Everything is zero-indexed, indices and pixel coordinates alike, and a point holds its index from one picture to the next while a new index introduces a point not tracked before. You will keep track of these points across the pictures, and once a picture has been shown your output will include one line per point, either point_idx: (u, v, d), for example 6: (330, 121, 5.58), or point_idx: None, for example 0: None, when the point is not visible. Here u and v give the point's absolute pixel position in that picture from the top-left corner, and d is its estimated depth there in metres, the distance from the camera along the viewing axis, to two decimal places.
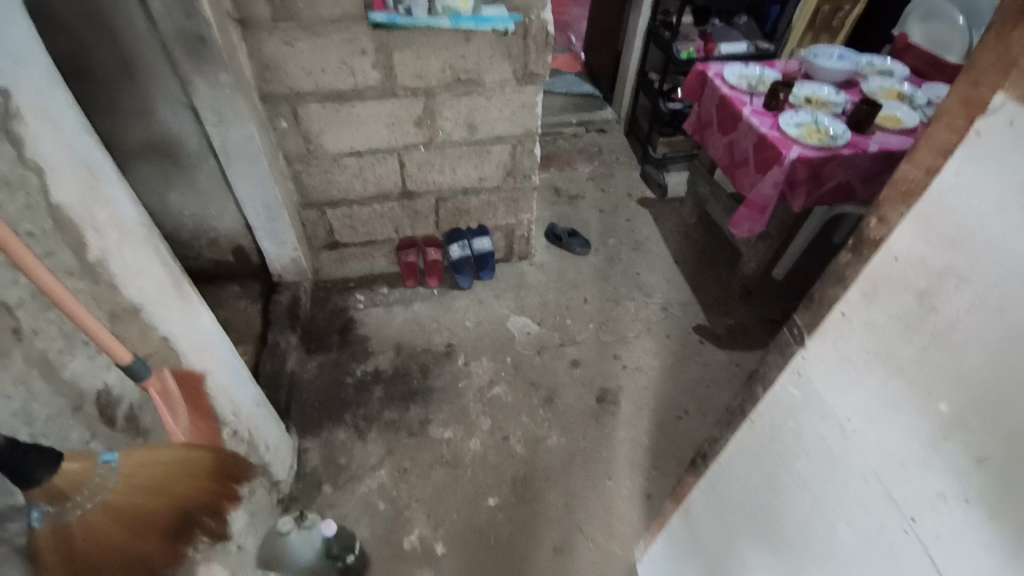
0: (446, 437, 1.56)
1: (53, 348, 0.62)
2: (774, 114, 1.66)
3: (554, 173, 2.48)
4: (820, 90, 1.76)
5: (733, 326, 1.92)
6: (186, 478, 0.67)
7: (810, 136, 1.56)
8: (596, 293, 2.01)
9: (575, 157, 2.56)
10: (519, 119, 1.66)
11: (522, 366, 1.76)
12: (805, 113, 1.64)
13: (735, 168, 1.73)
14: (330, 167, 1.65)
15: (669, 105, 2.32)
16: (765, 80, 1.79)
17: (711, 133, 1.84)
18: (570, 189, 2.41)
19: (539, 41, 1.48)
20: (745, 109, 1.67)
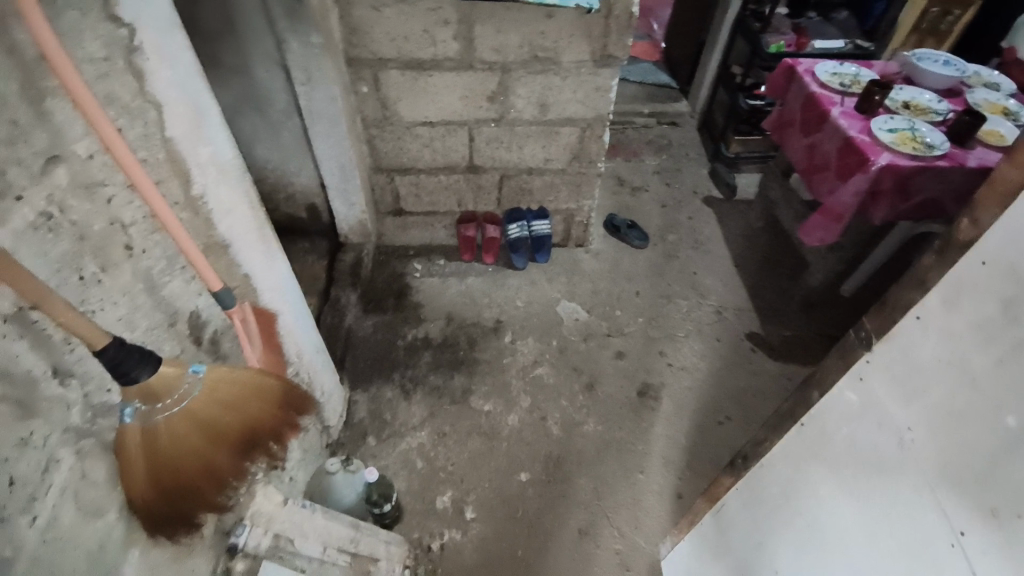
0: (486, 409, 1.61)
1: (157, 267, 0.70)
2: (865, 117, 1.58)
3: (620, 163, 2.45)
4: (919, 96, 1.65)
5: (788, 339, 1.86)
6: (255, 400, 0.73)
7: (903, 143, 1.46)
8: (649, 287, 1.99)
9: (643, 148, 2.51)
10: (591, 102, 1.66)
11: (567, 350, 1.77)
12: (901, 119, 1.54)
13: (813, 172, 1.66)
14: (403, 135, 1.70)
15: (749, 100, 2.23)
16: (860, 80, 1.69)
17: (792, 133, 1.76)
18: (634, 180, 2.38)
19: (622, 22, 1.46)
20: (834, 110, 1.59)
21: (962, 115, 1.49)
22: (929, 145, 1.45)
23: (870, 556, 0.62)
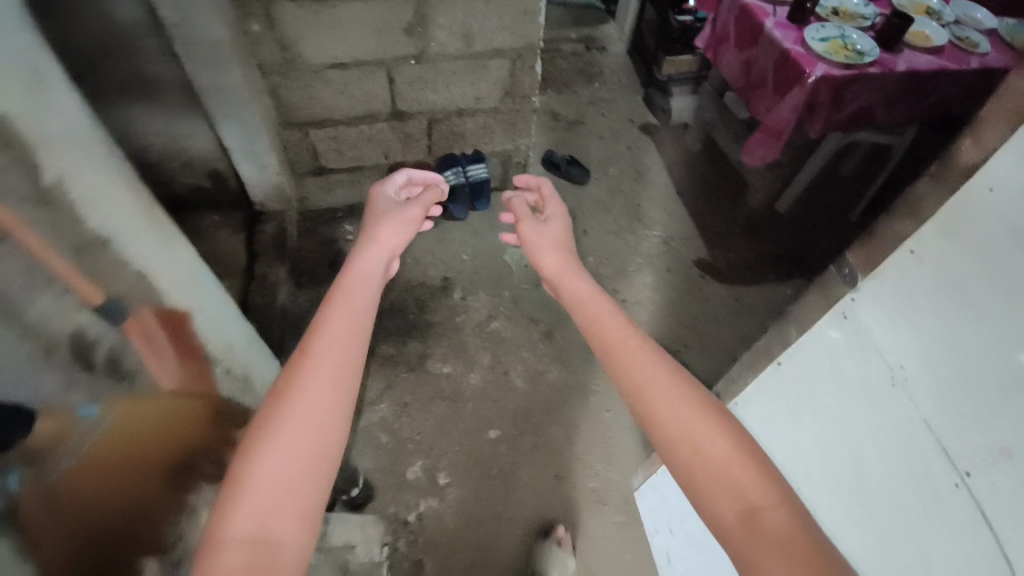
0: (445, 372, 1.54)
1: (13, 285, 0.53)
2: (798, 27, 1.52)
3: (553, 96, 2.31)
4: (848, 0, 1.61)
5: (733, 260, 1.89)
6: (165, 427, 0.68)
7: (836, 52, 1.42)
8: (596, 225, 1.94)
9: (575, 78, 2.38)
10: (520, 29, 1.51)
11: (521, 300, 1.72)
12: (832, 26, 1.49)
13: (751, 91, 1.62)
14: (311, 81, 1.47)
15: (679, 17, 2.13)
16: None
17: (727, 49, 1.69)
18: (570, 113, 2.26)
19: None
20: (767, 20, 1.52)
21: (890, 18, 1.46)
22: (862, 52, 1.42)
23: (824, 465, 0.67)
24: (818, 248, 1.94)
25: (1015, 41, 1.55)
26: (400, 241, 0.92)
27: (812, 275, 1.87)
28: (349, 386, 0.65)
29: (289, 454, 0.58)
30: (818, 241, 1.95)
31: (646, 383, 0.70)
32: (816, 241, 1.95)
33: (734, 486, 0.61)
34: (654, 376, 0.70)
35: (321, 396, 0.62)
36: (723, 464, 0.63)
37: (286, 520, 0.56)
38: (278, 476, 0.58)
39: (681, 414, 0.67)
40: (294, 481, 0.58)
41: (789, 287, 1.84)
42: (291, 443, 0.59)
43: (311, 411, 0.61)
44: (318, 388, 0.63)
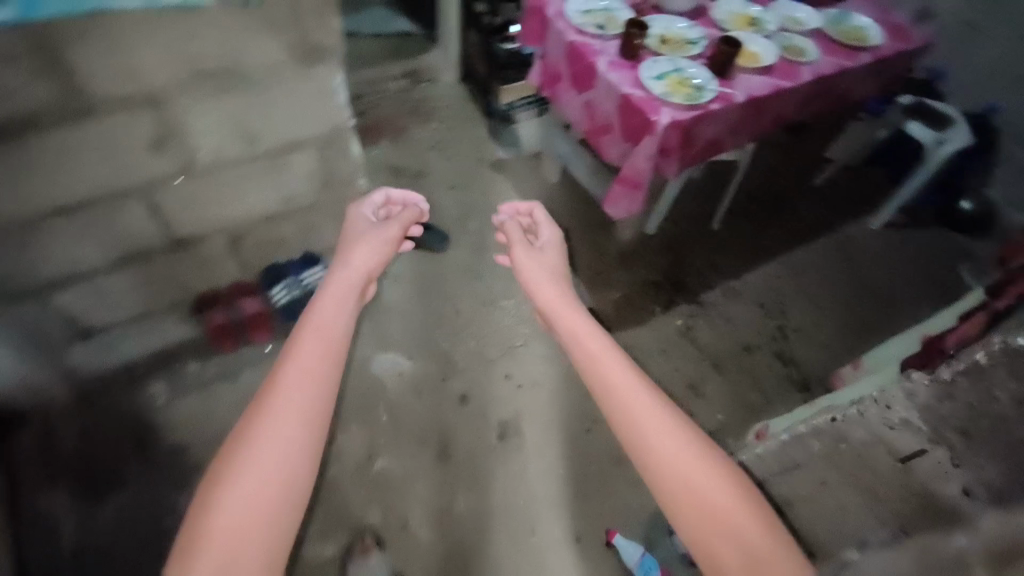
0: (328, 552, 1.24)
1: None
2: (632, 63, 1.37)
3: (388, 147, 2.01)
4: (674, 23, 1.49)
5: (618, 300, 1.76)
6: None
7: (675, 90, 1.29)
8: (468, 298, 1.70)
9: (407, 120, 2.08)
10: (320, 112, 1.21)
11: (403, 421, 1.45)
12: (664, 59, 1.36)
13: (598, 135, 1.45)
14: (26, 238, 1.04)
15: (505, 45, 1.95)
16: (613, 16, 1.46)
17: (564, 89, 1.50)
18: (410, 164, 1.97)
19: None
20: (599, 60, 1.35)
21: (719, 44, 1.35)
22: (700, 86, 1.30)
23: None
24: (695, 265, 1.87)
25: (840, 36, 1.54)
26: (378, 261, 1.02)
27: (696, 297, 1.80)
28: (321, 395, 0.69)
29: (265, 477, 0.61)
30: (691, 259, 1.89)
31: (624, 394, 0.81)
32: (689, 259, 1.89)
33: (745, 536, 0.68)
34: (670, 437, 0.76)
35: (301, 426, 0.66)
36: (726, 510, 0.70)
37: (250, 549, 0.58)
38: (246, 506, 0.60)
39: (691, 470, 0.73)
40: (277, 489, 0.61)
41: (678, 316, 1.76)
42: (270, 466, 0.62)
43: (286, 440, 0.64)
44: (294, 411, 0.66)
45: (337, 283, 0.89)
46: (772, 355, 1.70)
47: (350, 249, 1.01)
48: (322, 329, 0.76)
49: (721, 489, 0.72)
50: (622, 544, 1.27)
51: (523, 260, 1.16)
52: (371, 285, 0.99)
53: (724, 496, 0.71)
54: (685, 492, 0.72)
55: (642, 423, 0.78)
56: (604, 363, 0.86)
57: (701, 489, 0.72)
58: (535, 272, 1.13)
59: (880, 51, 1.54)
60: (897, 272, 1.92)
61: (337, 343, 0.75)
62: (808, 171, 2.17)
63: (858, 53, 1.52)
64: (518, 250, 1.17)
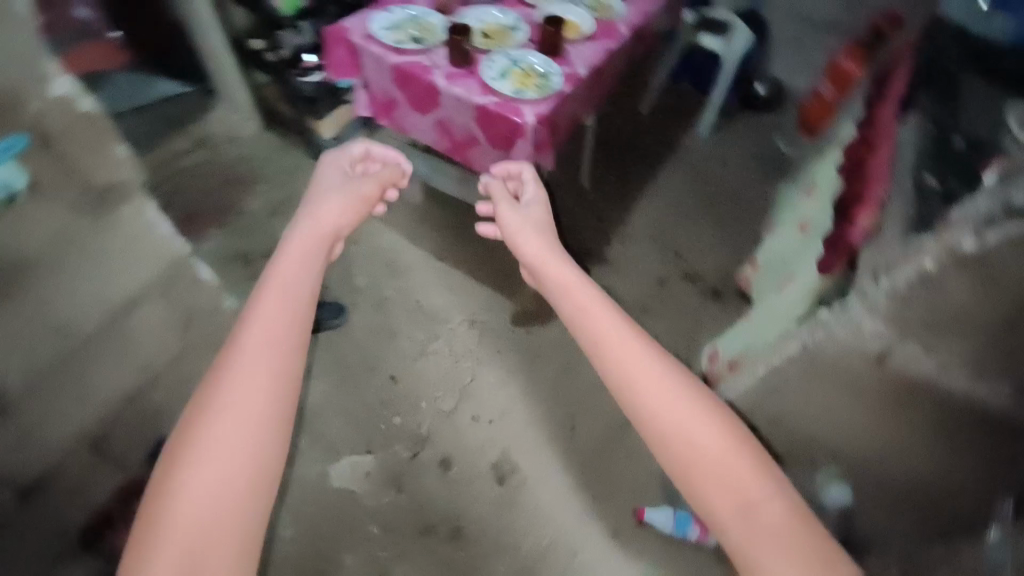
0: None
1: None
2: (469, 69, 1.28)
3: (222, 235, 1.69)
4: (486, 14, 1.42)
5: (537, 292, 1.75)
6: None
7: (524, 86, 1.24)
8: (397, 360, 1.58)
9: (229, 195, 1.77)
10: (143, 256, 0.95)
11: (396, 522, 1.33)
12: (498, 56, 1.30)
13: (463, 151, 1.36)
14: None
15: (306, 78, 1.80)
16: (425, 24, 1.34)
17: (407, 114, 1.38)
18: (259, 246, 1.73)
19: (71, 125, 0.80)
20: (435, 77, 1.25)
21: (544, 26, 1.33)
22: (545, 74, 1.27)
23: None
24: (585, 229, 1.93)
25: None
26: (351, 221, 0.92)
27: (599, 258, 1.86)
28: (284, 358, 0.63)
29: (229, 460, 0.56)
30: (580, 224, 1.94)
31: (611, 345, 0.75)
32: (578, 225, 1.93)
33: (736, 481, 0.65)
34: (661, 391, 0.70)
35: (258, 394, 0.59)
36: (718, 456, 0.66)
37: (217, 550, 0.53)
38: (205, 497, 0.54)
39: (687, 424, 0.68)
40: (241, 463, 0.56)
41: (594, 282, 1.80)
42: (222, 451, 0.56)
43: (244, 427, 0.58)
44: (245, 391, 0.59)
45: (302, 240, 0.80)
46: (683, 279, 1.83)
47: (320, 203, 0.91)
48: (281, 288, 0.68)
49: (715, 436, 0.67)
50: (653, 516, 1.31)
51: (509, 219, 1.05)
52: (341, 244, 0.88)
53: (716, 441, 0.67)
54: (677, 447, 0.68)
55: (634, 376, 0.72)
56: (595, 315, 0.78)
57: (692, 442, 0.67)
58: (523, 236, 1.00)
59: None
60: (734, 164, 2.20)
61: (291, 302, 0.67)
62: (634, 100, 2.39)
63: None
64: (503, 208, 1.06)
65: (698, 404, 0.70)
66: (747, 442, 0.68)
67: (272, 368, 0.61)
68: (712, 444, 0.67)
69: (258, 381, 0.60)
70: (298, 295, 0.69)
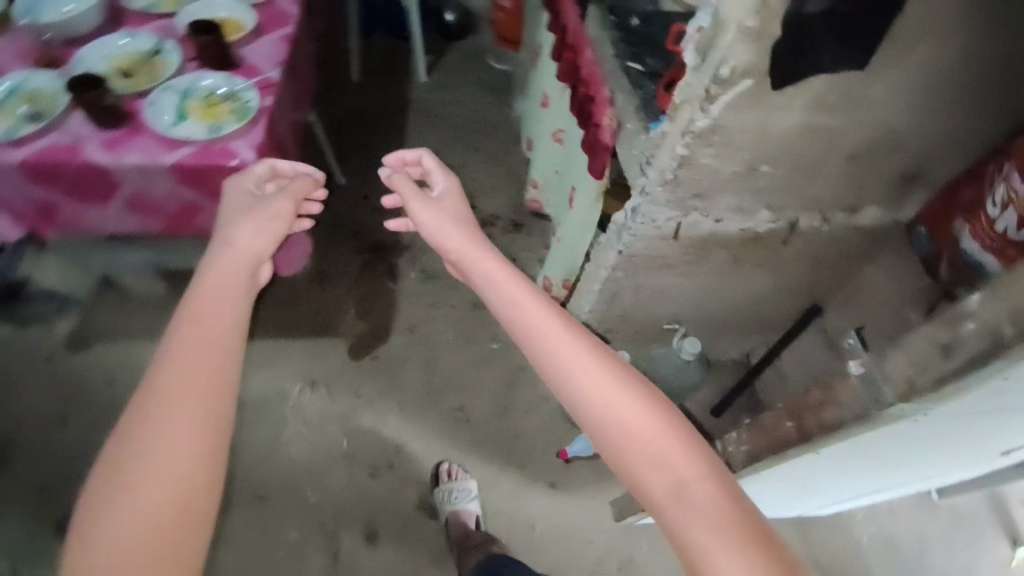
0: None
1: None
2: (129, 125, 1.00)
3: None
4: (110, 47, 1.10)
5: (361, 313, 1.61)
6: None
7: (216, 119, 1.03)
8: (259, 468, 1.36)
9: None
10: None
11: None
12: (162, 96, 1.04)
13: (186, 223, 1.09)
14: None
15: None
16: (30, 95, 1.01)
17: (81, 213, 1.04)
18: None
19: None
20: (91, 151, 0.96)
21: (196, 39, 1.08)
22: (234, 95, 1.07)
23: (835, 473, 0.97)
24: (369, 224, 1.82)
25: None
26: (268, 241, 0.81)
27: (397, 246, 1.78)
28: (224, 376, 0.61)
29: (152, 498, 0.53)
30: (365, 220, 1.81)
31: (540, 331, 0.75)
32: (365, 222, 1.81)
33: (674, 462, 0.62)
34: (595, 380, 0.68)
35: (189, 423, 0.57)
36: (648, 433, 0.65)
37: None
38: (138, 524, 0.52)
39: (609, 407, 0.67)
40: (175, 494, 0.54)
41: (408, 271, 1.73)
42: (147, 488, 0.53)
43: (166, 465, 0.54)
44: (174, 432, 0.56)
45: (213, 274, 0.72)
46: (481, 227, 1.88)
47: (227, 229, 0.81)
48: (198, 325, 0.64)
49: (650, 422, 0.66)
50: (576, 448, 1.39)
51: (422, 216, 1.03)
52: (265, 266, 0.79)
53: (647, 420, 0.65)
54: (619, 436, 0.65)
55: (563, 351, 0.72)
56: (534, 329, 0.75)
57: (630, 431, 0.65)
58: (443, 234, 0.99)
59: None
60: (466, 98, 2.26)
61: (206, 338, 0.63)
62: (343, 71, 2.24)
63: None
64: (414, 205, 1.03)
65: (627, 387, 0.68)
66: (682, 425, 0.66)
67: (204, 390, 0.59)
68: (646, 427, 0.65)
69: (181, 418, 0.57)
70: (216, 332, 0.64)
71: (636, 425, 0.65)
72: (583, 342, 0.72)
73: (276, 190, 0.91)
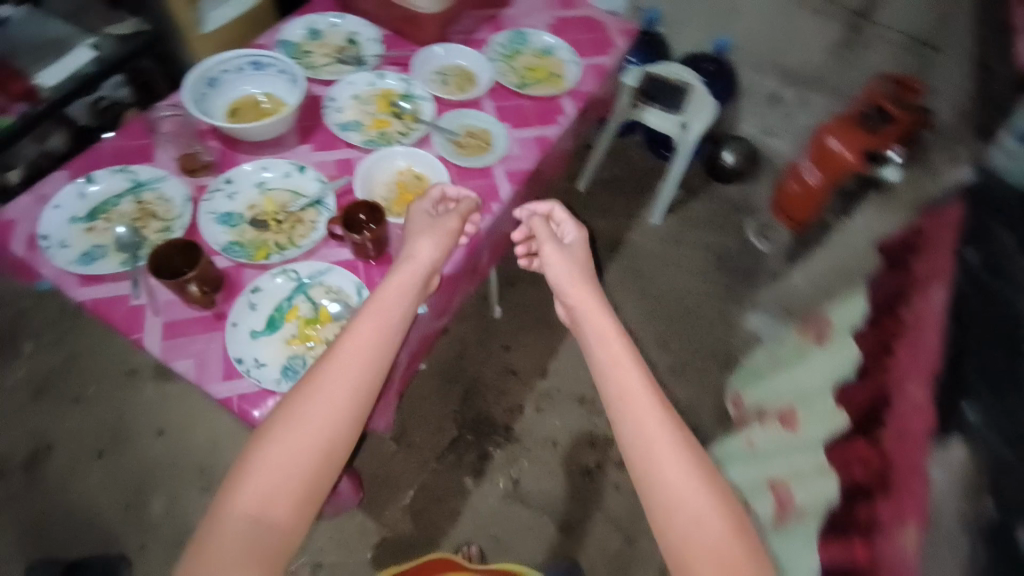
0: None
1: None
2: (211, 310, 0.75)
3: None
4: (266, 172, 0.87)
5: (417, 509, 1.32)
6: None
7: (309, 346, 0.74)
8: None
9: None
10: None
11: None
12: (270, 279, 0.78)
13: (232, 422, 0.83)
14: None
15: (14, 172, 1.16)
16: (145, 208, 0.81)
17: None
18: (18, 451, 1.18)
19: None
20: (149, 335, 0.72)
21: (350, 223, 0.80)
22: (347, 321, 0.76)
23: None
24: (489, 390, 1.49)
25: (525, 89, 1.06)
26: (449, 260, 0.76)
27: (503, 437, 1.43)
28: (380, 348, 0.63)
29: (292, 462, 0.55)
30: (485, 382, 1.50)
31: (619, 363, 0.67)
32: (482, 384, 1.50)
33: (734, 566, 0.54)
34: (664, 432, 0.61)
35: (347, 405, 0.59)
36: (716, 539, 0.55)
37: (278, 505, 0.54)
38: (287, 456, 0.55)
39: (690, 488, 0.58)
40: (321, 439, 0.57)
41: (497, 475, 1.38)
42: (308, 425, 0.57)
43: (314, 439, 0.56)
44: (336, 395, 0.59)
45: (398, 278, 0.71)
46: (615, 466, 1.41)
47: (413, 233, 0.77)
48: (378, 314, 0.65)
49: (719, 517, 0.57)
50: None
51: (548, 258, 0.82)
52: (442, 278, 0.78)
53: (717, 521, 0.56)
54: (677, 527, 0.57)
55: (637, 424, 0.62)
56: (630, 389, 0.64)
57: (698, 526, 0.56)
58: (568, 281, 0.78)
59: (577, 89, 1.09)
60: (690, 267, 1.67)
61: (386, 330, 0.65)
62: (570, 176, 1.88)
63: (555, 99, 1.07)
64: (542, 247, 0.83)
65: (695, 468, 0.59)
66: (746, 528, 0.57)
67: (360, 360, 0.61)
68: (712, 518, 0.57)
69: (343, 395, 0.59)
70: (394, 324, 0.66)
71: (706, 519, 0.57)
72: (661, 408, 0.63)
73: (448, 208, 0.81)
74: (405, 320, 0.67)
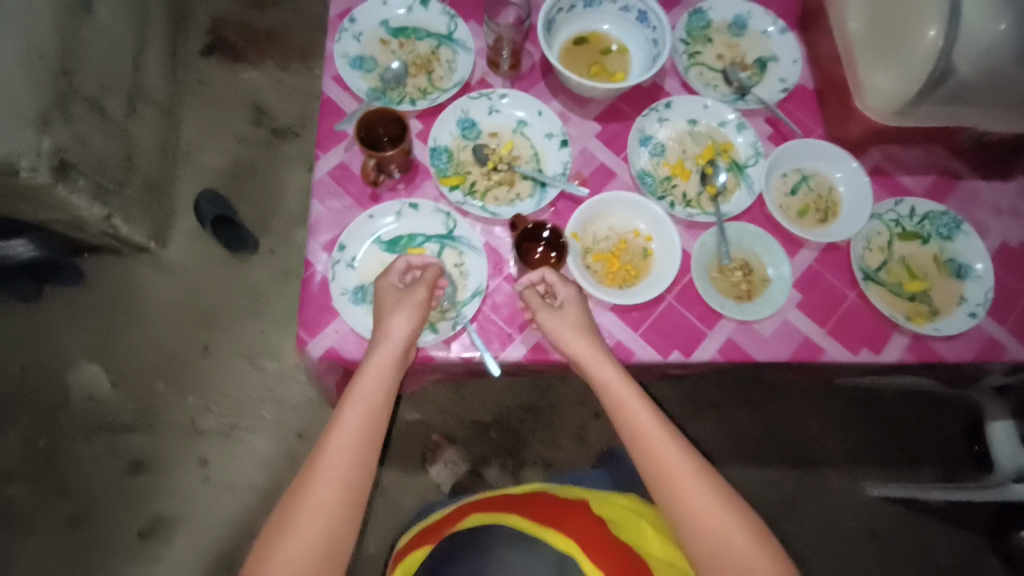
0: None
1: None
2: (375, 187, 0.71)
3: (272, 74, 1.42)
4: (537, 119, 0.76)
5: None
6: None
7: None
8: (227, 337, 1.23)
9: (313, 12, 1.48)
10: None
11: (57, 462, 1.15)
12: (436, 210, 0.71)
13: None
14: None
15: None
16: (431, 61, 0.77)
17: None
18: (283, 114, 1.39)
19: None
20: (325, 160, 0.72)
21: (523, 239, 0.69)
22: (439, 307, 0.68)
23: None
24: None
25: (868, 283, 0.74)
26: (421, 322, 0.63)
27: None
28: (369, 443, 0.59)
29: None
30: (556, 416, 1.22)
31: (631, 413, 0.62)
32: (550, 415, 1.22)
33: None
34: (694, 477, 0.58)
35: (342, 504, 0.56)
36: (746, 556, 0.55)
37: None
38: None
39: (710, 521, 0.56)
40: (319, 556, 0.54)
41: None
42: (304, 541, 0.54)
43: (301, 567, 0.53)
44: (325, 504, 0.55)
45: (376, 368, 0.61)
46: None
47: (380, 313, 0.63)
48: (364, 403, 0.60)
49: (740, 537, 0.56)
50: None
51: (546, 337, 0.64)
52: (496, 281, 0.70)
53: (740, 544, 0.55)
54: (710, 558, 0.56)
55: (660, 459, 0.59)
56: (652, 444, 0.60)
57: (720, 552, 0.55)
58: (569, 337, 0.64)
59: (931, 343, 0.73)
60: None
61: (371, 427, 0.60)
62: None
63: (888, 327, 0.73)
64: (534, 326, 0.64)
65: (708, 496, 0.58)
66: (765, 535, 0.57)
67: (346, 464, 0.57)
68: (727, 542, 0.56)
69: (332, 494, 0.55)
70: (380, 419, 0.61)
71: (717, 539, 0.56)
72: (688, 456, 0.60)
73: (414, 280, 0.66)
74: (388, 409, 0.62)
